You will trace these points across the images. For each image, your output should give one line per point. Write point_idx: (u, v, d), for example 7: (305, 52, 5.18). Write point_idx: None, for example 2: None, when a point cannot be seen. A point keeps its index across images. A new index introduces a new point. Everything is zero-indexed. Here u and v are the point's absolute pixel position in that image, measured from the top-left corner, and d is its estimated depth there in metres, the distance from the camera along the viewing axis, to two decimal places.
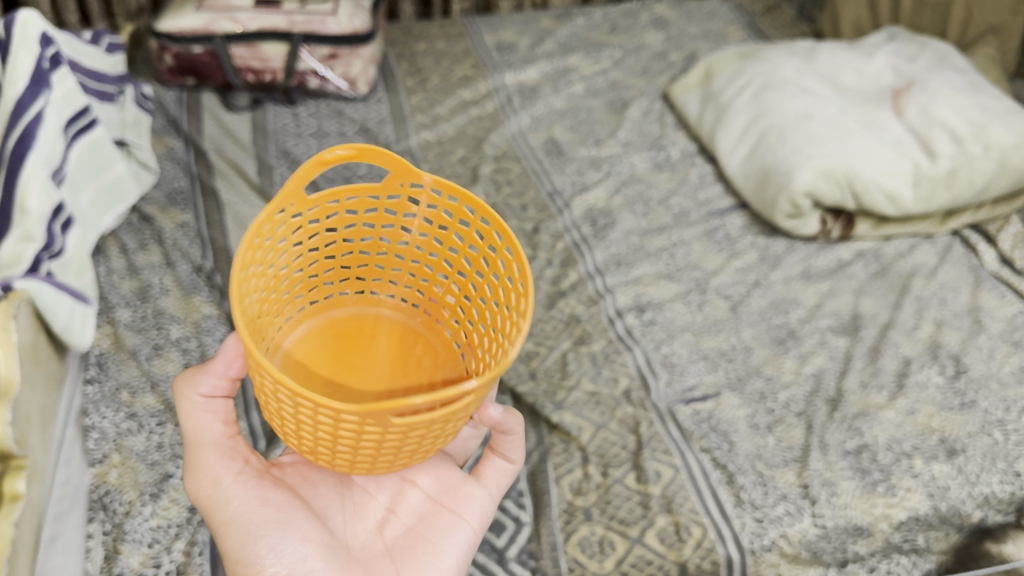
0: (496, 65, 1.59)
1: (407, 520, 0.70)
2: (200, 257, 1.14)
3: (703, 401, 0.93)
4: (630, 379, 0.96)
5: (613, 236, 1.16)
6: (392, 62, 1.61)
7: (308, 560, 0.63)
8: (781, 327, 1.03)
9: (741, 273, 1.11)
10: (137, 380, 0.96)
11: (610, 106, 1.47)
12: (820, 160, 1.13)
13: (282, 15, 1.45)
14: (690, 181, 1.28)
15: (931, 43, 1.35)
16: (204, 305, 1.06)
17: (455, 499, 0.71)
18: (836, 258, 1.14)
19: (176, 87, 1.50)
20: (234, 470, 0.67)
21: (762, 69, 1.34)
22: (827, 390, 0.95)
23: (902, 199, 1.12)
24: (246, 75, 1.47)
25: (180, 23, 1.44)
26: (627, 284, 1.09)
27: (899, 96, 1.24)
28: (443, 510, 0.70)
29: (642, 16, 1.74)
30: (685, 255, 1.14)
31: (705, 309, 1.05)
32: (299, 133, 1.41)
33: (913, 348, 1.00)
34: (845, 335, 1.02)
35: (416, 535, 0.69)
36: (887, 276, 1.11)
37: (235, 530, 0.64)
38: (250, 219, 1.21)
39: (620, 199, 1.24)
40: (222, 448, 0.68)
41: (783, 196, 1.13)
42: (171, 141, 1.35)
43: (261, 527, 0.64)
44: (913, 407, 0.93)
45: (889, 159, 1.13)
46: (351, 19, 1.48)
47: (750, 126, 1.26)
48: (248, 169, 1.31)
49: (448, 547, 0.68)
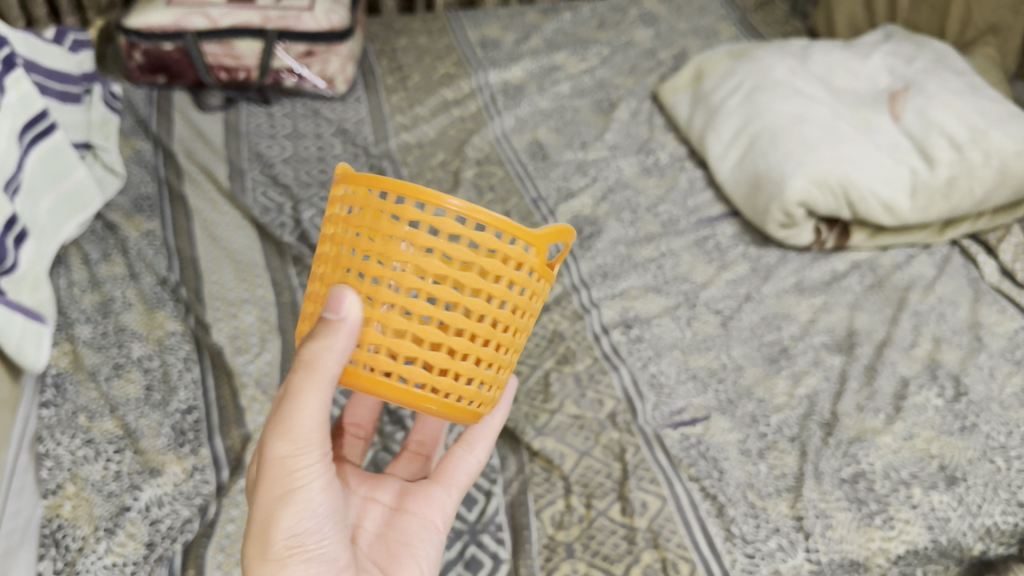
0: (480, 63, 1.54)
1: (375, 530, 0.63)
2: (165, 269, 1.08)
3: (692, 425, 0.89)
4: (616, 401, 0.91)
5: (599, 246, 1.12)
6: (372, 58, 1.55)
7: (337, 555, 0.56)
8: (773, 344, 0.98)
9: (732, 286, 1.06)
10: (95, 403, 0.91)
11: (597, 107, 1.42)
12: (813, 168, 1.08)
13: (256, 10, 1.39)
14: (680, 187, 1.23)
15: (930, 42, 1.27)
16: (168, 321, 1.00)
17: (416, 500, 0.64)
18: (831, 269, 1.09)
19: (146, 85, 1.44)
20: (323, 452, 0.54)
21: (754, 69, 1.28)
22: (822, 413, 0.90)
23: (899, 208, 1.07)
24: (219, 73, 1.42)
25: (150, 18, 1.38)
26: (613, 298, 1.04)
27: (896, 100, 1.18)
28: (410, 513, 0.64)
29: (631, 12, 1.69)
30: (674, 266, 1.10)
31: (694, 326, 1.01)
32: (272, 134, 1.36)
33: (910, 367, 0.96)
34: (840, 353, 0.97)
35: (387, 542, 0.62)
36: (884, 288, 1.06)
37: (290, 503, 0.54)
38: (218, 226, 1.15)
39: (607, 207, 1.19)
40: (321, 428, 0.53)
41: (776, 205, 1.09)
42: (139, 142, 1.30)
43: (315, 526, 0.54)
44: (910, 432, 0.89)
45: (885, 166, 1.09)
46: (328, 14, 1.42)
47: (741, 130, 1.22)
48: (219, 173, 1.25)
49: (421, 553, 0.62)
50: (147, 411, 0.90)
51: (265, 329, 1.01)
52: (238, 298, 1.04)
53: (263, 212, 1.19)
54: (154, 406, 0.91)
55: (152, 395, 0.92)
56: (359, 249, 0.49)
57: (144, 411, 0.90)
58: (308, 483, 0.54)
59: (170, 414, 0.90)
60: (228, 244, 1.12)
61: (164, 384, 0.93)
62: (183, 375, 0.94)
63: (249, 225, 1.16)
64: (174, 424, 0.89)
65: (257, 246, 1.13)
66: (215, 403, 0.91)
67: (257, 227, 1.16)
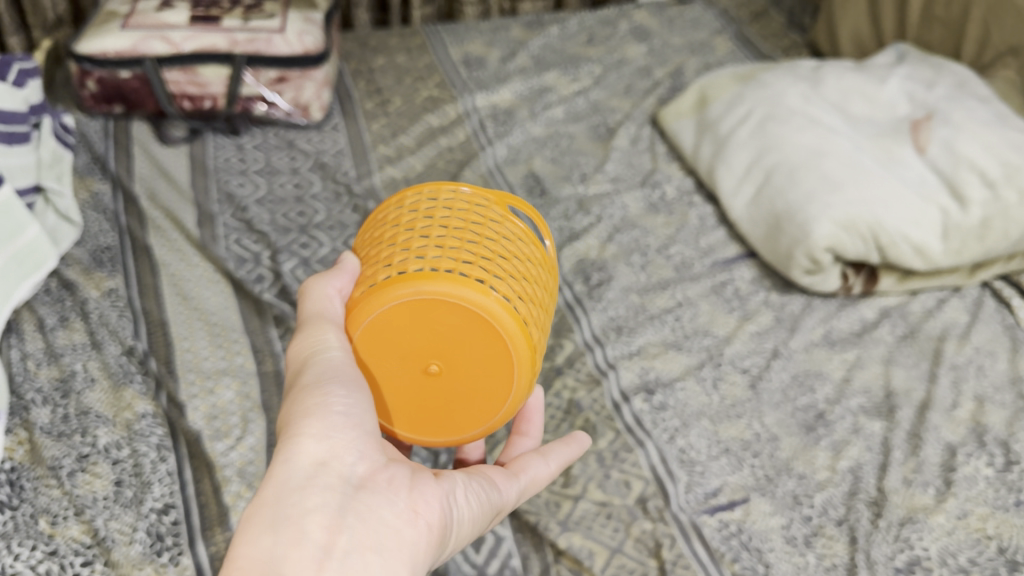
0: (465, 84, 1.44)
1: None
2: (131, 336, 0.96)
3: (730, 510, 0.80)
4: (644, 483, 0.82)
5: (610, 296, 1.03)
6: (349, 80, 1.44)
7: (355, 438, 0.57)
8: (807, 409, 0.91)
9: (757, 340, 0.99)
10: (57, 504, 0.79)
11: (594, 133, 1.33)
12: (839, 210, 1.01)
13: (222, 33, 1.28)
14: (690, 225, 1.15)
15: (948, 65, 1.20)
16: (137, 401, 0.89)
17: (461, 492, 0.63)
18: (860, 318, 1.02)
19: (101, 115, 1.32)
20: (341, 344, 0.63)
21: (763, 96, 1.20)
22: (867, 490, 0.83)
23: (931, 252, 1.00)
24: (182, 101, 1.30)
25: (103, 44, 1.26)
26: (631, 357, 0.96)
27: (918, 129, 1.10)
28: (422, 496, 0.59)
29: (621, 25, 1.60)
30: (692, 318, 1.01)
31: (721, 389, 0.92)
32: (243, 169, 1.24)
33: (955, 432, 0.89)
34: (880, 418, 0.90)
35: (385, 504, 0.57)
36: (917, 339, 0.99)
37: (320, 377, 0.60)
38: (189, 282, 1.04)
39: (614, 248, 1.11)
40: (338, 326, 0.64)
41: (801, 250, 1.01)
42: (96, 184, 1.18)
43: (343, 429, 0.57)
44: (964, 509, 0.81)
45: (915, 207, 1.01)
46: (301, 36, 1.30)
47: (754, 164, 1.13)
48: (186, 219, 1.13)
49: (552, 452, 0.70)
50: (118, 512, 0.79)
51: (247, 406, 0.90)
52: (215, 369, 0.93)
53: (239, 263, 1.08)
54: (126, 505, 0.80)
55: (123, 493, 0.81)
56: (492, 219, 0.67)
57: (114, 513, 0.79)
58: (340, 381, 0.60)
59: (144, 515, 0.79)
60: (201, 303, 1.01)
61: (137, 479, 0.82)
62: (156, 468, 0.83)
63: (222, 279, 1.05)
64: (149, 528, 0.78)
65: (234, 304, 1.01)
66: (195, 500, 0.81)
67: (232, 281, 1.05)
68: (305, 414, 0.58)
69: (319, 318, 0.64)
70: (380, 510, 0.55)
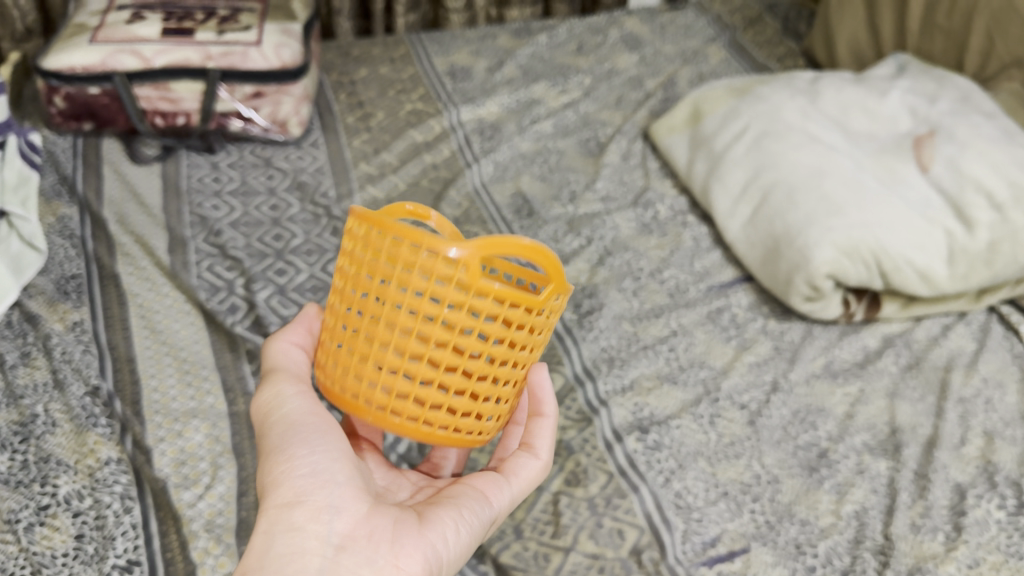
0: (450, 96, 1.39)
1: None
2: (95, 374, 0.91)
3: (729, 561, 0.76)
4: (639, 531, 0.78)
5: (602, 324, 0.99)
6: (330, 92, 1.39)
7: (329, 492, 0.58)
8: (809, 447, 0.86)
9: (756, 371, 0.94)
10: (13, 563, 0.74)
11: (584, 148, 1.28)
12: (841, 234, 0.96)
13: (195, 46, 1.23)
14: (685, 247, 1.11)
15: (950, 77, 1.15)
16: (101, 446, 0.84)
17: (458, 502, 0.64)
18: (863, 347, 0.98)
19: (70, 132, 1.25)
20: (303, 390, 0.64)
21: (760, 110, 1.15)
22: (873, 536, 0.78)
23: (935, 276, 0.96)
24: (154, 118, 1.24)
25: (72, 60, 1.20)
26: (624, 392, 0.91)
27: (920, 146, 1.06)
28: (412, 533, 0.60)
29: (611, 33, 1.55)
30: (688, 348, 0.97)
31: (718, 427, 0.88)
32: (218, 190, 1.19)
33: (964, 471, 0.84)
34: (885, 457, 0.86)
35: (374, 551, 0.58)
36: (922, 369, 0.95)
37: (284, 430, 0.61)
38: (159, 314, 0.99)
39: (606, 272, 1.06)
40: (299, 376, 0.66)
41: (800, 276, 0.96)
42: (62, 207, 1.12)
43: (313, 487, 0.58)
44: (975, 558, 0.77)
45: (918, 230, 0.97)
46: (278, 50, 1.25)
47: (751, 183, 1.09)
48: (157, 244, 1.08)
49: (541, 447, 0.68)
50: (78, 571, 0.74)
51: (217, 451, 0.85)
52: (184, 410, 0.88)
53: (211, 292, 1.02)
54: (86, 563, 0.75)
55: (83, 548, 0.76)
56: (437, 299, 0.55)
57: (74, 572, 0.74)
58: (308, 429, 0.61)
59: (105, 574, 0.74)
60: (170, 338, 0.96)
61: (99, 532, 0.77)
62: (120, 522, 0.78)
63: (193, 310, 1.00)
64: None
65: (206, 338, 0.96)
66: (161, 555, 0.76)
67: (204, 313, 0.99)
68: (279, 477, 0.59)
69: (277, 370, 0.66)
70: (359, 569, 0.56)
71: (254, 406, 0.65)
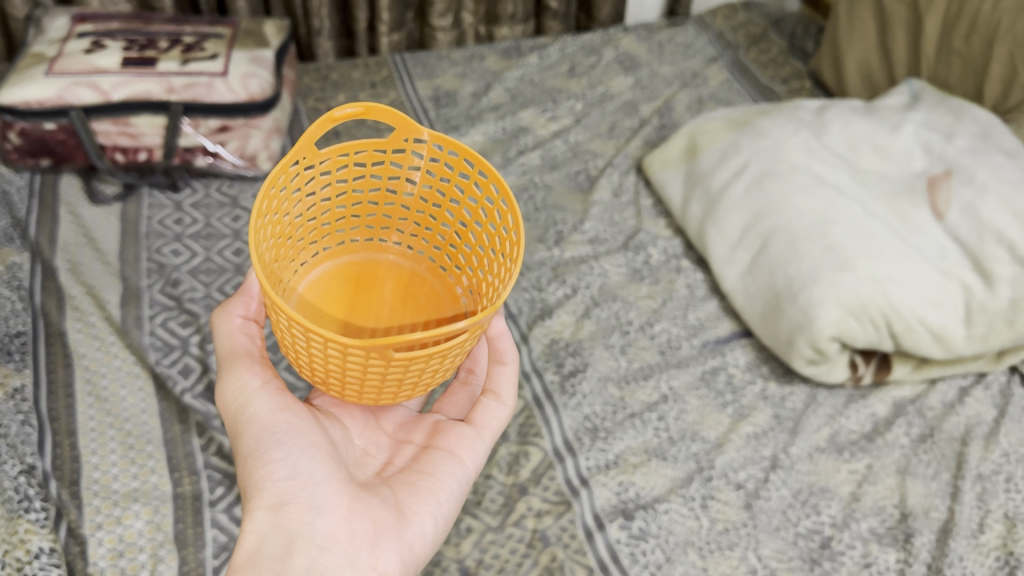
0: (432, 124, 1.31)
1: None
2: (31, 450, 0.83)
3: None
4: None
5: (586, 389, 0.90)
6: (304, 121, 1.31)
7: (312, 494, 0.60)
8: (812, 535, 0.79)
9: (754, 444, 0.86)
10: None
11: (573, 182, 1.20)
12: (846, 291, 0.88)
13: (158, 78, 1.14)
14: (678, 296, 1.02)
15: (968, 108, 1.06)
16: (32, 535, 0.76)
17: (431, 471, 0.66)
18: (872, 415, 0.89)
19: (27, 169, 1.17)
20: (265, 376, 0.63)
21: (762, 147, 1.06)
22: None
23: (951, 337, 0.88)
24: (114, 154, 1.16)
25: (26, 94, 1.12)
26: (608, 469, 0.83)
27: (934, 187, 0.96)
28: None
29: (605, 52, 1.46)
30: (681, 418, 0.88)
31: (711, 512, 0.80)
32: (179, 233, 1.11)
33: (981, 565, 0.76)
34: (895, 548, 0.78)
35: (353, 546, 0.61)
36: (935, 441, 0.86)
37: (254, 428, 0.61)
38: (106, 380, 0.91)
39: (592, 326, 0.98)
40: (259, 361, 0.64)
41: (802, 338, 0.88)
42: (13, 254, 1.03)
43: (294, 491, 0.59)
44: None
45: (932, 284, 0.89)
46: (246, 80, 1.17)
47: (750, 229, 1.00)
48: (110, 297, 1.01)
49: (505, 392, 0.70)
50: None
51: (159, 541, 0.78)
52: (126, 492, 0.81)
53: (163, 353, 0.95)
54: None
55: None
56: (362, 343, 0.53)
57: None
58: (279, 424, 0.61)
59: None
60: (117, 407, 0.88)
61: None
62: None
63: (142, 374, 0.92)
64: None
65: (155, 407, 0.89)
66: None
67: (155, 377, 0.92)
68: (260, 481, 0.60)
69: (233, 357, 0.64)
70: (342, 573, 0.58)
71: (218, 397, 0.64)
